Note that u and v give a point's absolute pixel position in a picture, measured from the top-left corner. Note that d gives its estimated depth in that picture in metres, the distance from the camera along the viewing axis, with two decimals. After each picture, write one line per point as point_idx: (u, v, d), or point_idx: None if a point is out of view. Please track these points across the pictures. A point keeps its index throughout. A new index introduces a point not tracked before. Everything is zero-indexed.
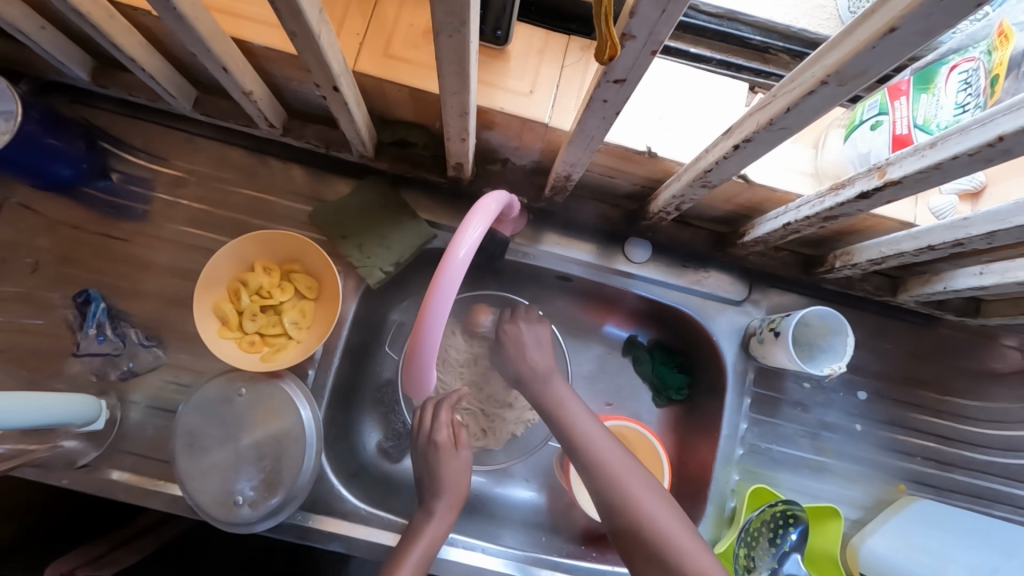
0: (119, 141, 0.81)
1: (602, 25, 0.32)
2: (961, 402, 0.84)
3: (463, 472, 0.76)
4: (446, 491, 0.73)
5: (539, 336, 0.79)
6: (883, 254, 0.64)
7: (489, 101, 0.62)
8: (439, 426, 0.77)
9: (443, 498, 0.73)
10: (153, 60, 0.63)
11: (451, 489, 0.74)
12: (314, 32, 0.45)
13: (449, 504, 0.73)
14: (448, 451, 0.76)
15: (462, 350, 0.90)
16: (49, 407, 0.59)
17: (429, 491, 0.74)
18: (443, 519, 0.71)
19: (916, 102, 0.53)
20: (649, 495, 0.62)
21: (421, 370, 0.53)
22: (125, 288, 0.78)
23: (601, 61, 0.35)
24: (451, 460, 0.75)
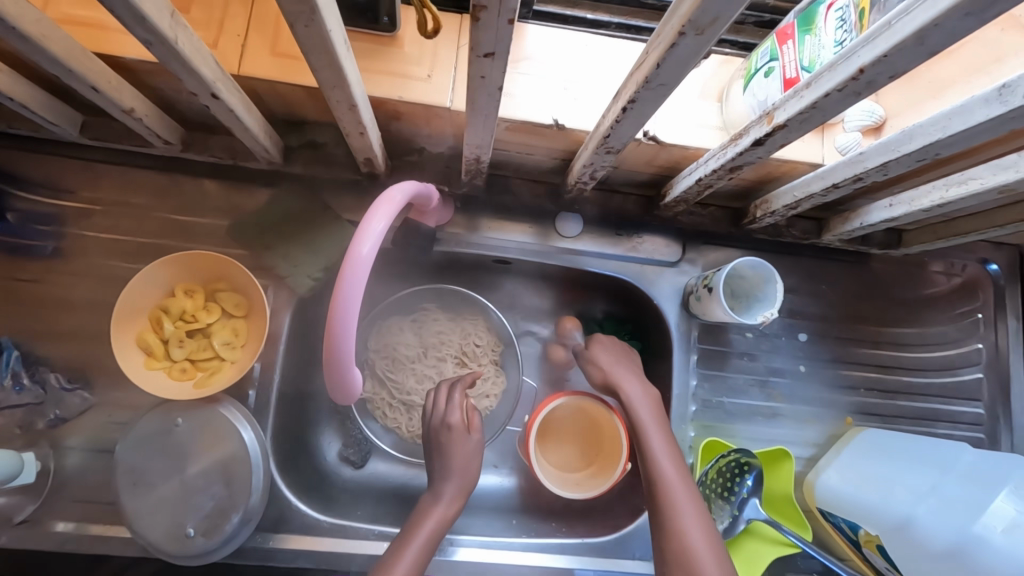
0: (9, 178, 0.75)
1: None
2: (894, 330, 0.88)
3: (475, 455, 0.73)
4: (456, 473, 0.71)
5: (613, 353, 0.77)
6: (797, 199, 0.65)
7: (386, 91, 0.61)
8: (452, 409, 0.75)
9: (451, 481, 0.71)
10: (22, 87, 0.59)
11: (460, 472, 0.71)
12: (169, 38, 0.43)
13: (456, 489, 0.71)
14: (460, 433, 0.74)
15: (413, 345, 0.88)
16: None
17: (437, 475, 0.72)
18: (445, 506, 0.69)
19: (801, 45, 0.53)
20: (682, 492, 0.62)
21: (346, 373, 0.53)
22: (40, 331, 0.74)
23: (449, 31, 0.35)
24: (467, 441, 0.74)
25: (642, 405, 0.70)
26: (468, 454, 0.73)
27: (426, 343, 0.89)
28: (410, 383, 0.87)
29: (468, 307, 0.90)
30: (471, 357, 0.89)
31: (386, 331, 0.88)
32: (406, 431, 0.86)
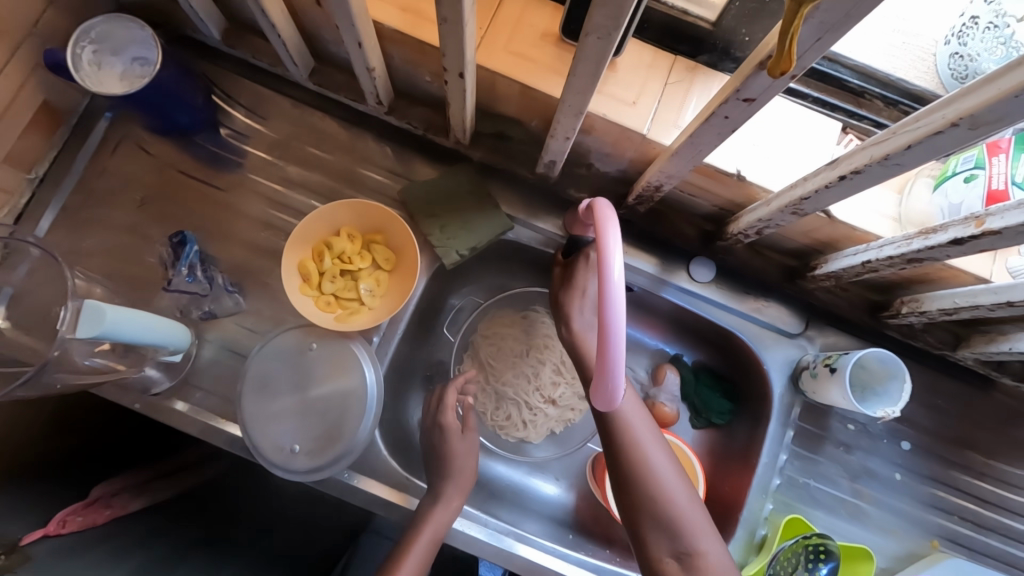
0: (231, 98, 0.85)
1: (784, 42, 0.34)
2: (1004, 467, 0.83)
3: (468, 456, 0.78)
4: (455, 487, 0.74)
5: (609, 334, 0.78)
6: (956, 305, 0.65)
7: (594, 106, 0.66)
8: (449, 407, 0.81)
9: (449, 483, 0.74)
10: (288, 28, 0.69)
11: (459, 474, 0.76)
12: (465, 19, 0.49)
13: (458, 493, 0.74)
14: (453, 434, 0.79)
15: (515, 339, 0.92)
16: (158, 329, 0.62)
17: (443, 471, 0.76)
18: (449, 509, 0.73)
19: (1015, 161, 0.56)
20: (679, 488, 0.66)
21: (618, 382, 0.53)
22: (216, 233, 0.83)
23: (771, 75, 0.37)
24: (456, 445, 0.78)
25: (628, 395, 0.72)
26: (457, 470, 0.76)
27: (532, 342, 0.92)
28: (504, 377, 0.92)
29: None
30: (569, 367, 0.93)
31: (496, 320, 0.92)
32: (491, 420, 0.91)
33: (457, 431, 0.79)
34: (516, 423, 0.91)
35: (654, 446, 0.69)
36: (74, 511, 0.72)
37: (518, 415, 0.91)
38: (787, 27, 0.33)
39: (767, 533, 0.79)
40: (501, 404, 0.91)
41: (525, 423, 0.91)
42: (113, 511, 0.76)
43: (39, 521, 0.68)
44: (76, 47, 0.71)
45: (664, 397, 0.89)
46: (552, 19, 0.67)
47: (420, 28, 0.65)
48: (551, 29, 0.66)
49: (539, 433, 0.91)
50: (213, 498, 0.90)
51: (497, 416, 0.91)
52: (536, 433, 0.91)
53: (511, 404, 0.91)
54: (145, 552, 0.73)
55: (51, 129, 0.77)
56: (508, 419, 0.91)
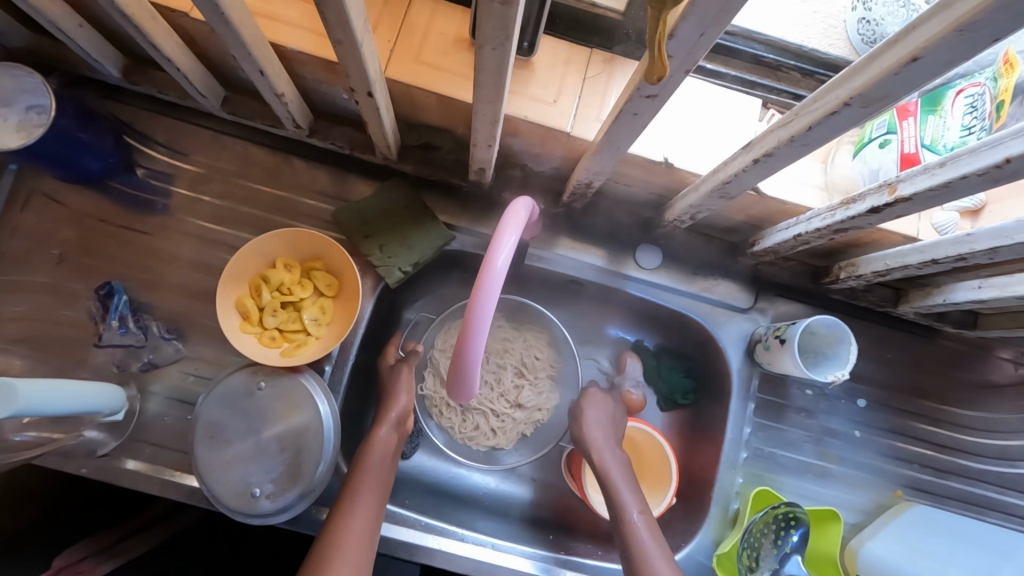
0: (143, 136, 0.81)
1: (654, 46, 0.35)
2: (956, 411, 0.86)
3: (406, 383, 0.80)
4: (390, 408, 0.77)
5: (604, 409, 0.82)
6: (888, 267, 0.67)
7: (515, 109, 0.65)
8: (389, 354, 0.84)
9: (391, 408, 0.77)
10: (187, 60, 0.65)
11: (399, 396, 0.78)
12: (359, 40, 0.47)
13: (394, 416, 0.76)
14: (391, 370, 0.82)
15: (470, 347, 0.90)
16: (77, 394, 0.58)
17: (385, 400, 0.78)
18: (382, 433, 0.74)
19: (924, 123, 0.57)
20: (649, 537, 0.68)
21: (467, 372, 0.54)
22: (146, 280, 0.79)
23: (651, 81, 0.37)
24: (386, 376, 0.81)
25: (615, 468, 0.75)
26: (393, 399, 0.78)
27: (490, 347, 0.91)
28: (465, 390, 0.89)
29: (530, 322, 0.93)
30: (530, 369, 0.91)
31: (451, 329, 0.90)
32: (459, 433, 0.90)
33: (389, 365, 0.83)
34: (482, 434, 0.90)
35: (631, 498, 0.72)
36: None
37: (485, 425, 0.90)
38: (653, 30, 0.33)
39: (740, 507, 0.81)
40: (465, 414, 0.90)
41: (491, 432, 0.90)
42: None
43: None
44: None
45: (629, 384, 0.88)
46: (461, 24, 0.65)
47: (325, 47, 0.62)
48: (461, 34, 0.65)
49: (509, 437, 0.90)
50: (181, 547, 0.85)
51: (460, 426, 0.89)
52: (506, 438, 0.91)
53: (476, 414, 0.90)
54: None
55: None
56: (473, 429, 0.90)
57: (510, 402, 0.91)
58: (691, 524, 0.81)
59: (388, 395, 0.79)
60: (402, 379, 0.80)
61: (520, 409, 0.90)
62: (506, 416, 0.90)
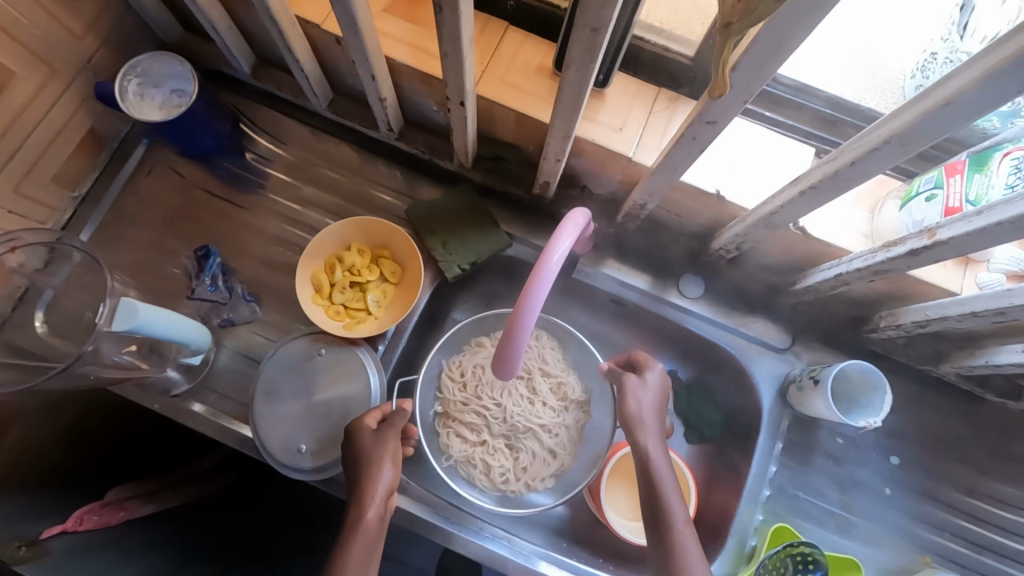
0: (257, 126, 0.93)
1: (721, 69, 0.40)
2: (997, 484, 0.83)
3: (392, 456, 0.67)
4: (372, 486, 0.64)
5: (652, 395, 0.71)
6: (928, 317, 0.69)
7: (583, 131, 0.72)
8: (367, 418, 0.71)
9: (375, 485, 0.64)
10: (310, 63, 0.77)
11: (380, 478, 0.65)
12: (463, 54, 0.56)
13: (380, 496, 0.64)
14: (369, 438, 0.69)
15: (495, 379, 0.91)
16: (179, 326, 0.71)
17: (363, 474, 0.66)
18: (369, 515, 0.62)
19: (970, 181, 0.60)
20: (693, 546, 0.62)
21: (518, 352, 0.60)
22: (238, 248, 0.90)
23: (711, 95, 0.43)
24: (365, 441, 0.68)
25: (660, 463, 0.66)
26: (375, 475, 0.65)
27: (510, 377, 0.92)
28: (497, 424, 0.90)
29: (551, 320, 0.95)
30: (551, 373, 0.92)
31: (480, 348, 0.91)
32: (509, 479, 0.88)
33: (371, 428, 0.70)
34: (535, 468, 0.89)
35: (676, 505, 0.64)
36: (91, 510, 0.76)
37: (534, 459, 0.89)
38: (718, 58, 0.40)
39: (756, 544, 0.80)
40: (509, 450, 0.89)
41: (541, 464, 0.89)
42: (126, 514, 0.79)
43: (59, 517, 0.73)
44: (124, 80, 0.80)
45: None
46: (545, 55, 0.74)
47: (427, 62, 0.72)
48: (544, 64, 0.73)
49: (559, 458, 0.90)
50: (215, 509, 0.91)
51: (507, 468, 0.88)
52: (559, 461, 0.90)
53: (522, 450, 0.90)
54: (160, 553, 0.78)
55: (94, 153, 0.85)
56: (524, 467, 0.89)
57: (546, 418, 0.91)
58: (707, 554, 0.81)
59: (368, 465, 0.66)
60: (387, 448, 0.67)
61: (561, 418, 0.91)
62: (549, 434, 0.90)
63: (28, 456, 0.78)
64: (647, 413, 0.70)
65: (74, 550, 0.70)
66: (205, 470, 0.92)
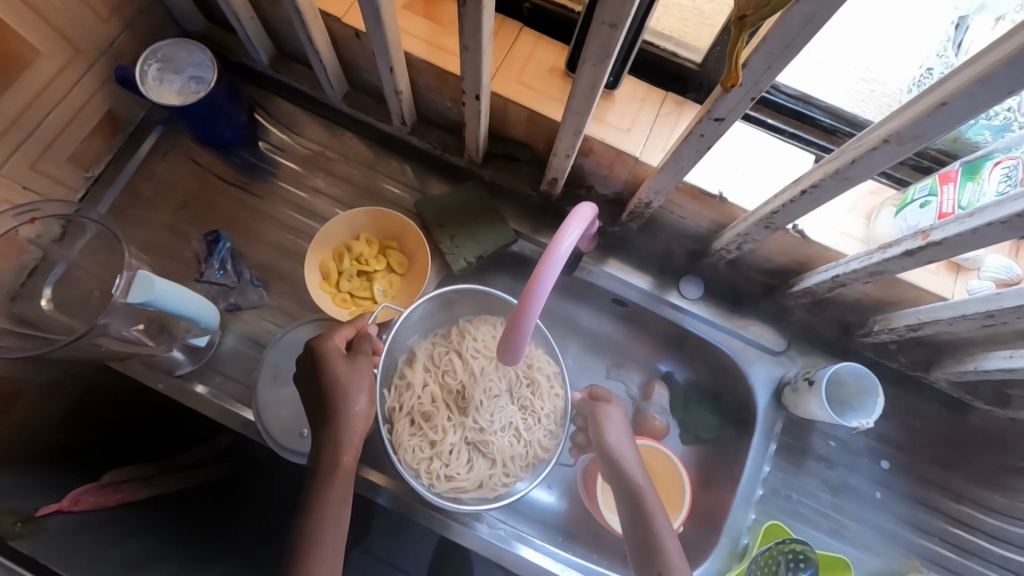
0: (271, 116, 0.95)
1: (734, 57, 0.43)
2: (985, 492, 0.84)
3: (366, 386, 0.68)
4: (348, 420, 0.66)
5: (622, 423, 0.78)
6: (920, 321, 0.72)
7: (593, 130, 0.75)
8: (333, 338, 0.69)
9: (354, 419, 0.66)
10: (329, 55, 0.79)
11: (354, 418, 0.66)
12: (483, 48, 0.59)
13: (353, 426, 0.66)
14: (337, 359, 0.68)
15: (474, 400, 0.84)
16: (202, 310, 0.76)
17: (336, 405, 0.66)
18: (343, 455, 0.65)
19: (962, 188, 0.63)
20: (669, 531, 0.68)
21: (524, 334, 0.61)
22: (248, 235, 0.91)
23: (724, 86, 0.46)
24: (339, 370, 0.67)
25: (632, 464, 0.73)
26: (349, 407, 0.66)
27: (490, 396, 0.84)
28: (455, 429, 0.83)
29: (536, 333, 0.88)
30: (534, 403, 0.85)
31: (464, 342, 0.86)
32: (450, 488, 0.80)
33: (342, 354, 0.69)
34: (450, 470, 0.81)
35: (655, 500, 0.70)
36: (87, 490, 0.76)
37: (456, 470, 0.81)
38: (733, 47, 0.42)
39: (750, 543, 0.81)
40: (460, 451, 0.82)
41: (485, 480, 0.82)
42: (118, 498, 0.79)
43: (55, 497, 0.73)
44: (145, 65, 0.82)
45: (654, 410, 0.91)
46: (558, 56, 0.76)
47: (443, 58, 0.75)
48: (557, 65, 0.76)
49: (506, 485, 0.82)
50: (202, 497, 0.90)
51: (449, 469, 0.81)
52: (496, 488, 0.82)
53: (481, 460, 0.83)
54: (140, 539, 0.76)
55: (111, 135, 0.86)
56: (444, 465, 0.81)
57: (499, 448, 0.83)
58: (699, 551, 0.81)
59: (342, 398, 0.66)
60: (360, 379, 0.67)
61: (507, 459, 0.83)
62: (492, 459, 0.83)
63: (27, 432, 0.77)
64: (619, 431, 0.76)
65: (69, 528, 0.71)
66: (195, 460, 0.91)
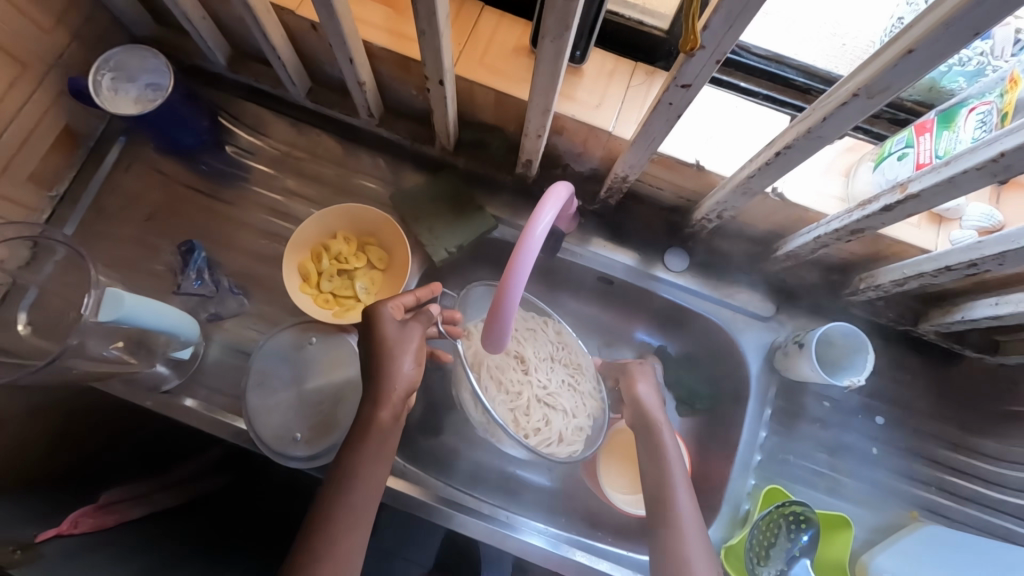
0: (235, 119, 0.93)
1: (690, 22, 0.42)
2: (979, 439, 0.85)
3: (416, 347, 0.68)
4: (394, 379, 0.66)
5: (654, 387, 0.78)
6: (905, 275, 0.72)
7: (563, 108, 0.73)
8: (387, 305, 0.69)
9: (397, 381, 0.66)
10: (287, 51, 0.77)
11: (398, 381, 0.66)
12: (440, 30, 0.57)
13: (399, 389, 0.66)
14: (394, 322, 0.68)
15: (533, 360, 0.85)
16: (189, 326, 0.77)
17: (381, 368, 0.66)
18: (370, 438, 0.64)
19: (939, 138, 0.62)
20: (691, 515, 0.66)
21: (504, 327, 0.60)
22: (223, 243, 0.89)
23: (683, 51, 0.45)
24: (390, 331, 0.67)
25: (669, 442, 0.71)
26: (397, 366, 0.66)
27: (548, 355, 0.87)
28: (530, 387, 0.84)
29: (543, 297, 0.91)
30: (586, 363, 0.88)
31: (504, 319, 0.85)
32: (536, 442, 0.82)
33: (394, 317, 0.69)
34: (534, 424, 0.82)
35: (681, 483, 0.68)
36: (86, 512, 0.75)
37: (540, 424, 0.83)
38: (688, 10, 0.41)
39: (751, 508, 0.81)
40: (537, 411, 0.83)
41: (565, 433, 0.83)
42: (121, 517, 0.78)
43: (53, 522, 0.72)
44: (97, 75, 0.79)
45: None
46: (522, 34, 0.74)
47: (404, 45, 0.72)
48: (522, 43, 0.74)
49: (580, 436, 0.84)
50: (206, 507, 0.91)
51: (533, 424, 0.82)
52: (575, 440, 0.84)
53: (555, 414, 0.84)
54: (150, 556, 0.76)
55: (70, 152, 0.84)
56: (528, 423, 0.82)
57: (569, 403, 0.85)
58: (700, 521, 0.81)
59: (389, 357, 0.66)
60: (412, 341, 0.68)
61: (579, 414, 0.85)
62: (568, 413, 0.84)
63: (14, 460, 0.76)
64: (649, 399, 0.76)
65: (69, 553, 0.69)
66: (193, 471, 0.91)
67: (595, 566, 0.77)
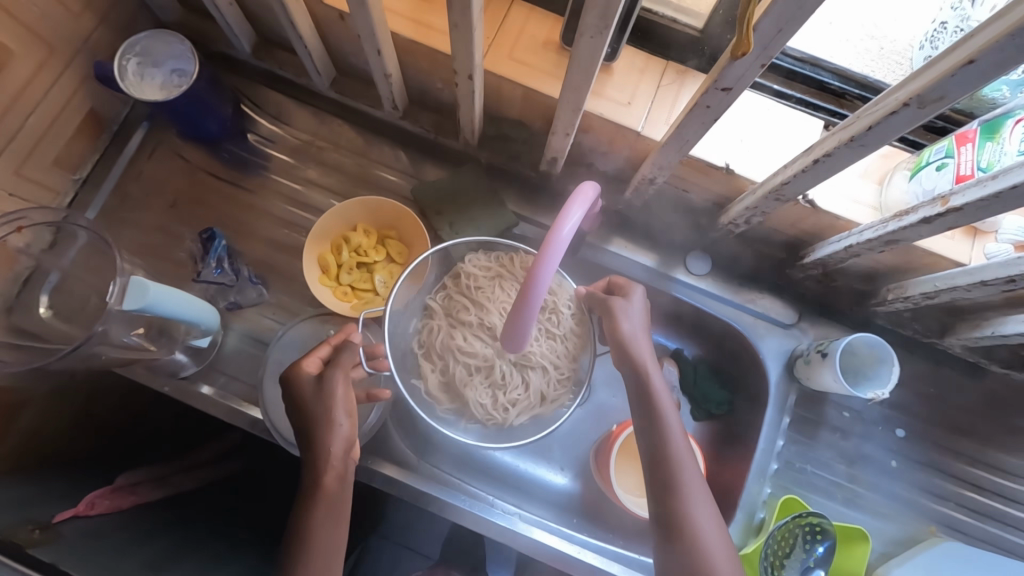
0: (258, 107, 0.92)
1: (743, 27, 0.41)
2: (1000, 455, 0.84)
3: (348, 401, 0.62)
4: (327, 441, 0.60)
5: (642, 319, 0.67)
6: (936, 288, 0.70)
7: (592, 106, 0.72)
8: (304, 366, 0.63)
9: (335, 438, 0.60)
10: (313, 40, 0.76)
11: (338, 441, 0.60)
12: (473, 24, 0.56)
13: (339, 449, 0.60)
14: (309, 385, 0.62)
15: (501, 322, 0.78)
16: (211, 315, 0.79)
17: (315, 425, 0.61)
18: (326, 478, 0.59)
19: (981, 149, 0.61)
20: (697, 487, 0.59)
21: (527, 321, 0.59)
22: (243, 231, 0.89)
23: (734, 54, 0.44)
24: (307, 393, 0.62)
25: (662, 395, 0.63)
26: (330, 427, 0.60)
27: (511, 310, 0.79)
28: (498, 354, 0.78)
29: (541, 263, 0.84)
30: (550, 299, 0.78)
31: (464, 281, 0.80)
32: (520, 411, 0.78)
33: (312, 376, 0.63)
34: (513, 397, 0.78)
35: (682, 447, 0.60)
36: (102, 494, 0.76)
37: (520, 394, 0.78)
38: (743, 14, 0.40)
39: (766, 517, 0.80)
40: (514, 376, 0.78)
41: (547, 390, 0.79)
42: (138, 498, 0.79)
43: (71, 502, 0.73)
44: (124, 60, 0.78)
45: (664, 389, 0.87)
46: (552, 28, 0.73)
47: (432, 37, 0.71)
48: (551, 38, 0.72)
49: (564, 385, 0.80)
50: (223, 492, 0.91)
51: (512, 394, 0.78)
52: (559, 393, 0.80)
53: (533, 374, 0.79)
54: (167, 538, 0.77)
55: (95, 136, 0.84)
56: (507, 398, 0.78)
57: (544, 355, 0.78)
58: None
59: (316, 423, 0.60)
60: (337, 395, 0.61)
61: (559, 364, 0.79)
62: (547, 368, 0.79)
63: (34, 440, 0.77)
64: (636, 333, 0.66)
65: (86, 533, 0.70)
66: (211, 457, 0.92)
67: (605, 568, 0.76)
